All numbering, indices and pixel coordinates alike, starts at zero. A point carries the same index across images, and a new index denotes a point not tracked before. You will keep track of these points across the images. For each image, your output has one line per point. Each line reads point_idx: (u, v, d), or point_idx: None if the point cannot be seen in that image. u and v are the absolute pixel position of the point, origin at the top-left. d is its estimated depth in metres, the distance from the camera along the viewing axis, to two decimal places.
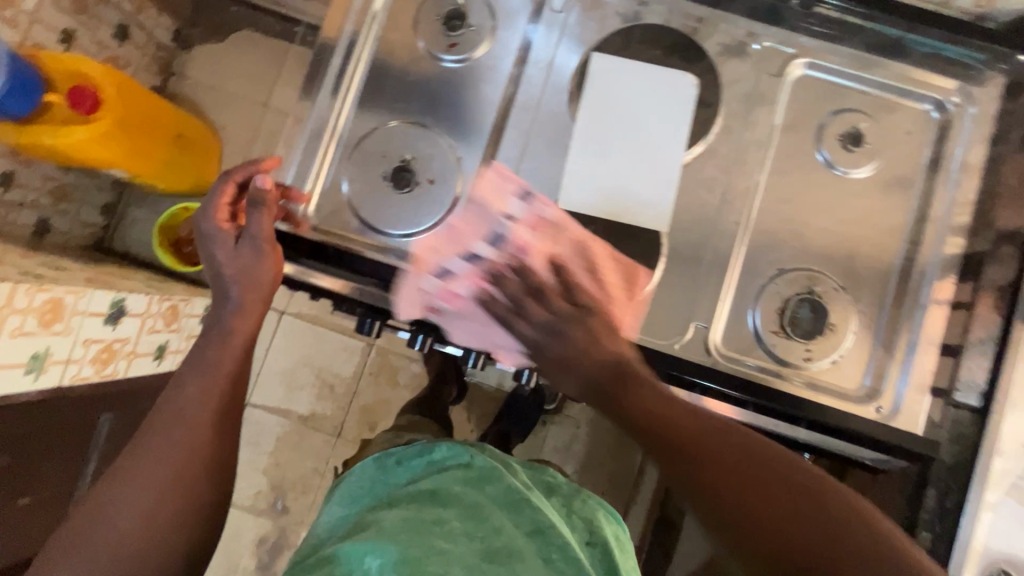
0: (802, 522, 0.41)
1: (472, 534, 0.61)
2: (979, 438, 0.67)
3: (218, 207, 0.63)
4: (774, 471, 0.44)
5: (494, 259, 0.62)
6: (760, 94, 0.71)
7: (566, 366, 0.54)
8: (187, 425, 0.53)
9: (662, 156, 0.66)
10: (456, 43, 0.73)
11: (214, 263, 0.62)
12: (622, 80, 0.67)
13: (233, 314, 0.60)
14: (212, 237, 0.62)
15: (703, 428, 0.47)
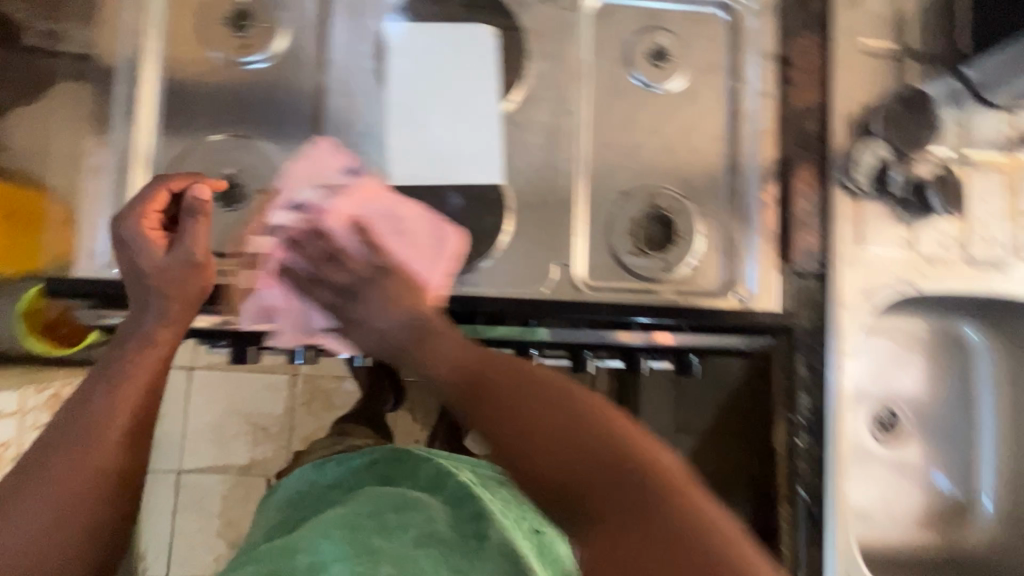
0: (572, 444, 0.43)
1: (409, 525, 0.57)
2: (825, 300, 0.73)
3: (146, 214, 0.60)
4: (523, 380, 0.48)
5: (294, 228, 0.66)
6: (563, 33, 0.73)
7: (362, 322, 0.59)
8: (90, 446, 0.49)
9: (478, 111, 0.69)
10: (251, 43, 0.70)
11: (137, 271, 0.60)
12: (421, 50, 0.69)
13: (156, 323, 0.58)
14: (140, 245, 0.60)
15: (484, 366, 0.50)
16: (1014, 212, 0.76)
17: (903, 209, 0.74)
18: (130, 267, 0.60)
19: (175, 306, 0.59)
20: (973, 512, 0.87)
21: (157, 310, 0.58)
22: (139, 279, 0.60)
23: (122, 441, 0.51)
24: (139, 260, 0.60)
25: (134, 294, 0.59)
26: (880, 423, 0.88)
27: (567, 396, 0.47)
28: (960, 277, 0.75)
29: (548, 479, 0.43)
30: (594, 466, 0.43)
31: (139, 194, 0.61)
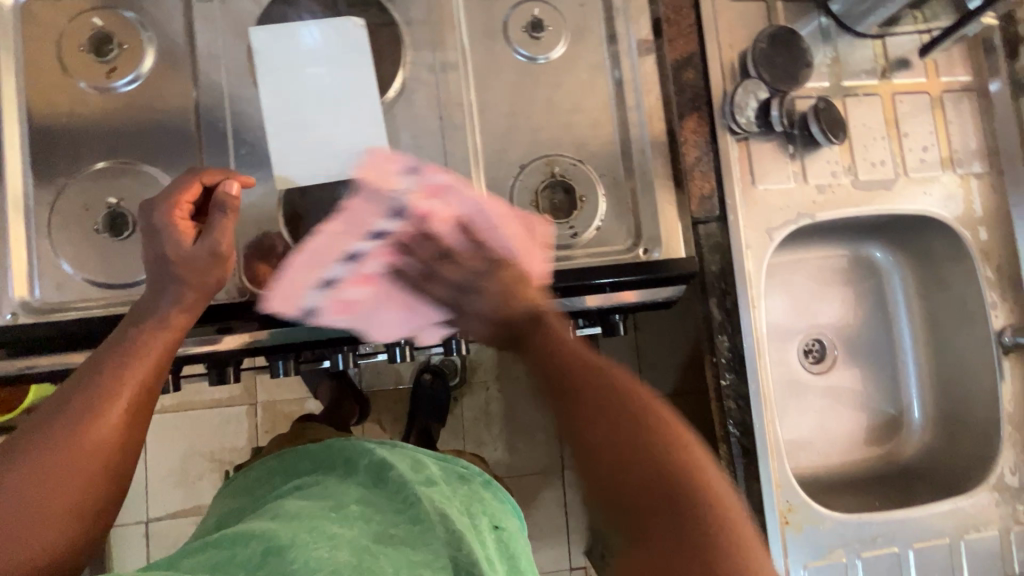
0: (631, 450, 0.50)
1: (369, 517, 0.57)
2: (728, 241, 0.76)
3: (177, 204, 0.60)
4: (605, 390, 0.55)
5: (400, 231, 0.66)
6: (437, 18, 0.74)
7: (477, 314, 0.66)
8: (87, 419, 0.53)
9: (359, 105, 0.68)
10: (116, 66, 0.68)
11: (161, 257, 0.59)
12: (289, 49, 0.68)
13: (173, 307, 0.59)
14: (167, 234, 0.59)
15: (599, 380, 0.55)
16: (894, 133, 0.80)
17: (790, 144, 0.77)
18: (153, 252, 0.60)
19: (185, 293, 0.60)
20: (905, 425, 0.91)
21: (172, 297, 0.59)
22: (162, 266, 0.59)
23: (119, 426, 0.55)
24: (165, 247, 0.59)
25: (153, 279, 0.60)
26: (809, 354, 0.92)
27: (631, 405, 0.53)
28: (852, 201, 0.79)
29: (611, 474, 0.50)
30: (638, 463, 0.50)
31: (173, 183, 0.61)
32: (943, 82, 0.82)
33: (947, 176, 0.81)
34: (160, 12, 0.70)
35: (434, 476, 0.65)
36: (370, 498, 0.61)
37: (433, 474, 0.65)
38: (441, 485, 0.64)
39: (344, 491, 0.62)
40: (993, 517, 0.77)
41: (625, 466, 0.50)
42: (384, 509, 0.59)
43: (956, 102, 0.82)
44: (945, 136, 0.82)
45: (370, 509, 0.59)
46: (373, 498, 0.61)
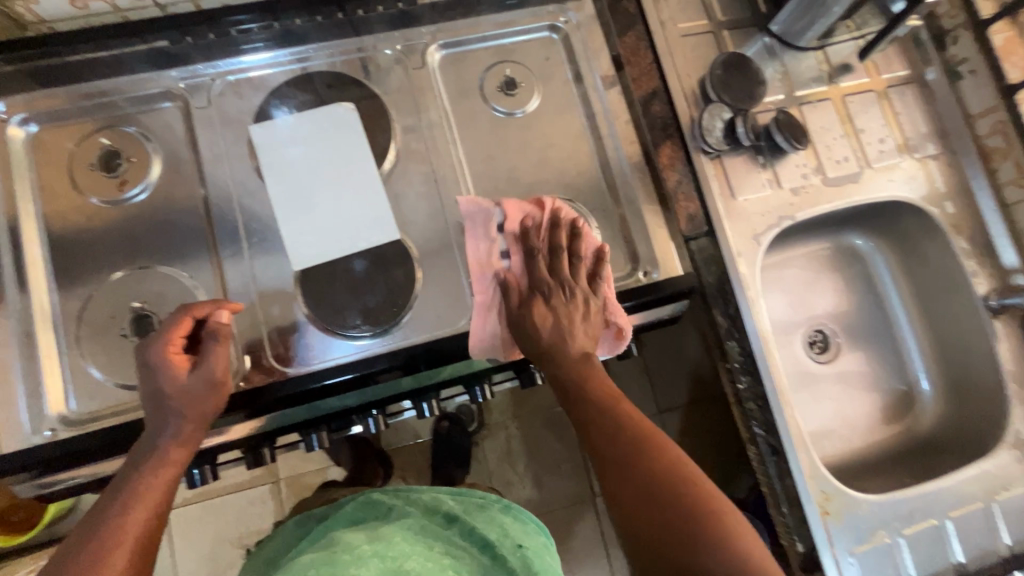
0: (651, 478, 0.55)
1: (383, 553, 0.58)
2: (720, 252, 0.80)
3: (168, 341, 0.62)
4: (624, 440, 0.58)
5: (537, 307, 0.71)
6: (418, 90, 0.79)
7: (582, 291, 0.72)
8: (97, 563, 0.51)
9: (358, 181, 0.73)
10: (126, 179, 0.72)
11: (157, 392, 0.61)
12: (284, 141, 0.73)
13: (172, 440, 0.60)
14: (162, 373, 0.61)
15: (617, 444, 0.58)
16: (850, 130, 0.87)
17: (759, 155, 0.83)
18: (147, 390, 0.61)
19: (181, 423, 0.61)
20: (916, 398, 0.95)
21: (168, 430, 0.60)
22: (157, 400, 0.61)
23: (129, 563, 0.53)
24: (160, 385, 0.61)
25: (151, 413, 0.61)
26: (813, 344, 0.96)
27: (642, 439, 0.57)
28: (826, 197, 0.85)
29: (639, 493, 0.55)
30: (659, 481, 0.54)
31: (165, 322, 0.63)
32: (885, 78, 0.90)
33: (906, 162, 0.88)
34: (164, 123, 0.75)
35: (450, 515, 0.69)
36: (379, 536, 0.63)
37: (448, 510, 0.69)
38: (456, 521, 0.68)
39: (353, 534, 0.63)
40: (1018, 474, 0.80)
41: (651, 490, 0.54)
42: (397, 543, 0.61)
43: (901, 94, 0.90)
44: (897, 126, 0.88)
45: (382, 545, 0.60)
46: (383, 535, 0.63)
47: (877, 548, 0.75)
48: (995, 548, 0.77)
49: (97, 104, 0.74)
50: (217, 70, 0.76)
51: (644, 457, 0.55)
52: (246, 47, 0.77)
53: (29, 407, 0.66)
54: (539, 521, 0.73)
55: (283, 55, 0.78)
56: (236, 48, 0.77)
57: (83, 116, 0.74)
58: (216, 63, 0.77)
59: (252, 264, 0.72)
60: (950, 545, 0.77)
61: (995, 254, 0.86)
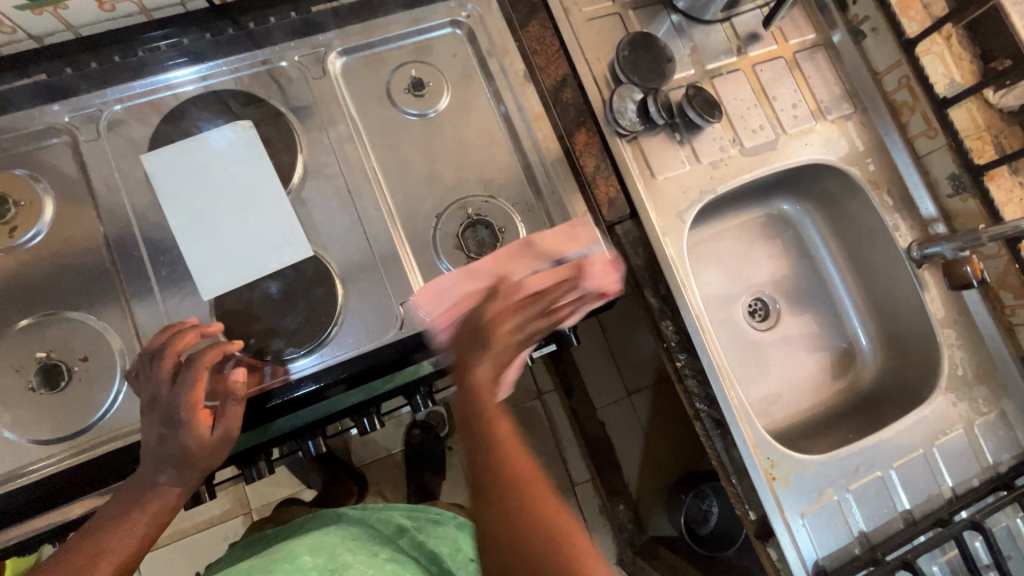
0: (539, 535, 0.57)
1: (324, 565, 0.57)
2: (645, 233, 0.80)
3: (195, 397, 0.59)
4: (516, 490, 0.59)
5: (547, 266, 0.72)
6: (322, 99, 0.77)
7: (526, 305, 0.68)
8: None
9: (266, 201, 0.70)
10: (16, 224, 0.68)
11: (174, 447, 0.59)
12: (181, 167, 0.69)
13: (170, 484, 0.60)
14: (180, 423, 0.58)
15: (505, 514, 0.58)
16: (764, 99, 0.87)
17: (676, 133, 0.83)
18: (156, 434, 0.59)
19: (186, 472, 0.60)
20: (857, 353, 0.98)
21: (172, 475, 0.60)
22: (166, 448, 0.59)
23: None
24: (177, 434, 0.59)
25: (162, 457, 0.59)
26: (754, 312, 0.98)
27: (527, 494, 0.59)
28: (745, 168, 0.85)
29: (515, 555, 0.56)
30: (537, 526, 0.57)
31: (185, 374, 0.58)
32: (793, 44, 0.91)
33: (821, 125, 0.89)
34: (52, 161, 0.71)
35: (401, 527, 0.72)
36: (323, 546, 0.61)
37: (401, 524, 0.73)
38: (410, 532, 0.72)
39: (296, 544, 0.61)
40: (955, 418, 0.82)
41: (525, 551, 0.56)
42: (342, 553, 0.60)
43: (810, 58, 0.91)
44: (809, 90, 0.89)
45: (323, 557, 0.59)
46: (326, 546, 0.61)
47: (827, 506, 0.76)
48: (938, 492, 0.80)
49: None
50: (103, 99, 0.73)
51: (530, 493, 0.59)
52: (170, 64, 0.74)
53: None
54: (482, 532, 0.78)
55: (205, 69, 0.75)
56: (155, 67, 0.74)
57: None
58: (106, 91, 0.73)
59: (164, 299, 0.69)
60: (896, 494, 0.78)
61: (914, 206, 0.89)
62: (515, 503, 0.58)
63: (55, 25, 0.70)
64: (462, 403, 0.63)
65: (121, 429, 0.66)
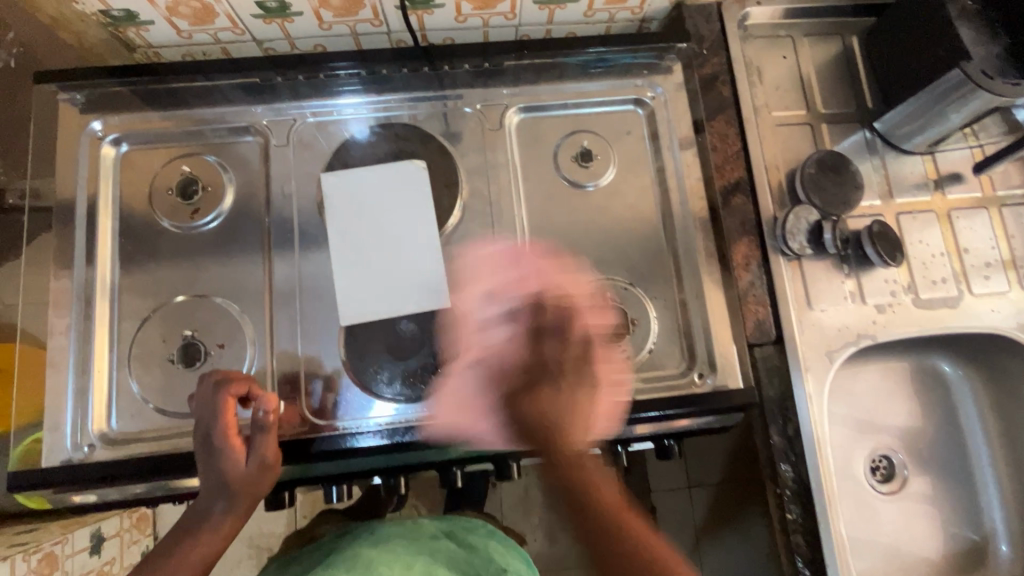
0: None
1: None
2: (786, 365, 0.73)
3: (226, 427, 0.62)
4: (613, 523, 0.60)
5: (409, 378, 0.69)
6: (492, 149, 0.77)
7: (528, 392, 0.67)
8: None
9: (420, 241, 0.71)
10: (200, 207, 0.74)
11: (216, 474, 0.62)
12: (352, 189, 0.72)
13: (223, 512, 0.62)
14: (216, 449, 0.62)
15: (632, 555, 0.58)
16: (952, 248, 0.79)
17: (845, 263, 0.76)
18: (200, 463, 0.63)
19: (232, 499, 0.62)
20: (989, 554, 0.85)
21: (221, 505, 0.62)
22: (209, 475, 0.62)
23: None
24: (217, 461, 0.62)
25: (206, 485, 0.62)
26: (876, 471, 0.87)
27: (620, 527, 0.60)
28: (914, 320, 0.76)
29: None
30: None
31: (210, 406, 0.63)
32: (1000, 194, 0.81)
33: (1013, 291, 0.78)
34: (241, 156, 0.76)
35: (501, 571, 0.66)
36: None
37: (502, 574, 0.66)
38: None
39: None
40: None
41: None
42: None
43: (1018, 215, 0.80)
44: (1008, 248, 0.79)
45: None
46: None
47: None
48: None
49: (186, 130, 0.76)
50: (298, 110, 0.77)
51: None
52: (362, 90, 0.78)
53: (73, 419, 0.67)
54: (519, 547, 0.75)
55: (372, 100, 0.78)
56: (334, 90, 0.78)
57: (173, 140, 0.76)
58: (302, 103, 0.77)
59: (303, 310, 0.71)
60: None
61: None
62: (629, 541, 0.59)
63: (276, 34, 0.78)
64: (569, 464, 0.63)
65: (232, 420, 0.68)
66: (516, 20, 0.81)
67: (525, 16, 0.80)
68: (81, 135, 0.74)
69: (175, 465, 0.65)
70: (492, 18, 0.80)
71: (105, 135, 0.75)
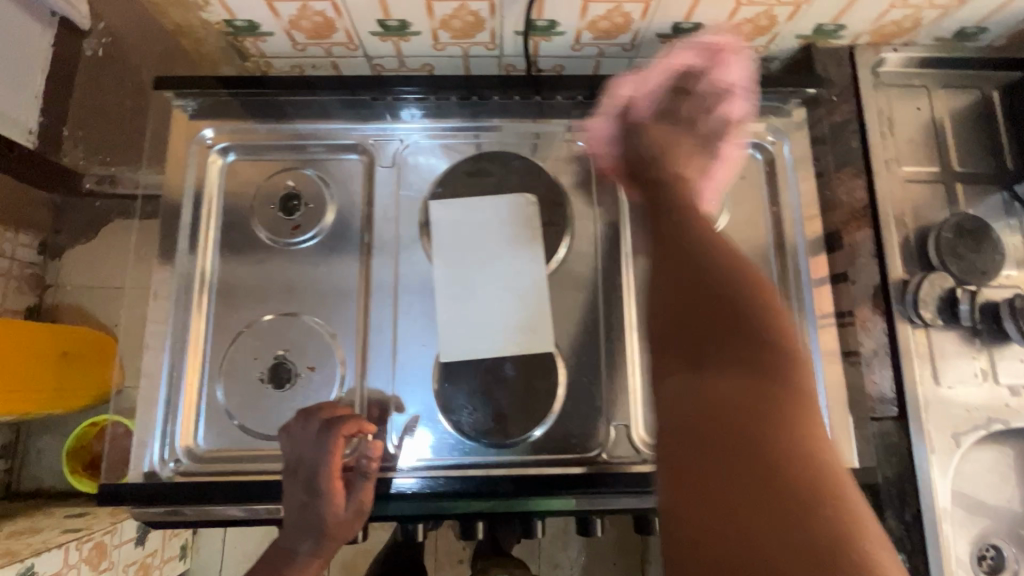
0: (728, 471, 0.35)
1: None
2: (909, 444, 0.67)
3: (332, 470, 0.61)
4: (750, 389, 0.37)
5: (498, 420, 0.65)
6: (601, 186, 0.74)
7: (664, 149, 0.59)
8: None
9: (524, 279, 0.68)
10: (300, 223, 0.72)
11: (311, 515, 0.61)
12: (461, 218, 0.70)
13: (311, 552, 0.63)
14: (321, 492, 0.61)
15: (750, 420, 0.36)
16: None
17: (976, 337, 0.70)
18: (297, 500, 0.62)
19: (321, 541, 0.62)
20: None
21: (310, 544, 0.62)
22: (304, 514, 0.62)
23: None
24: (316, 503, 0.61)
25: (297, 523, 0.62)
26: (982, 561, 0.78)
27: (762, 379, 0.38)
28: None
29: (737, 472, 0.34)
30: (754, 359, 0.39)
31: (317, 445, 0.62)
32: None
33: None
34: (345, 173, 0.75)
35: None
36: None
37: None
38: None
39: None
40: None
41: (768, 458, 0.34)
42: None
43: None
44: None
45: None
46: None
47: None
48: None
49: (292, 143, 0.75)
50: (405, 131, 0.76)
51: (765, 478, 0.34)
52: (472, 114, 0.76)
53: (161, 430, 0.66)
54: None
55: (452, 127, 0.76)
56: (443, 113, 0.76)
57: (279, 152, 0.75)
58: (409, 124, 0.76)
59: (398, 339, 0.69)
60: None
61: None
62: (767, 408, 0.36)
63: (389, 51, 0.76)
64: (732, 272, 0.43)
65: None
66: (634, 51, 0.78)
67: (644, 48, 0.77)
68: (190, 140, 0.74)
69: (257, 493, 0.63)
70: (610, 48, 0.77)
71: (214, 143, 0.74)
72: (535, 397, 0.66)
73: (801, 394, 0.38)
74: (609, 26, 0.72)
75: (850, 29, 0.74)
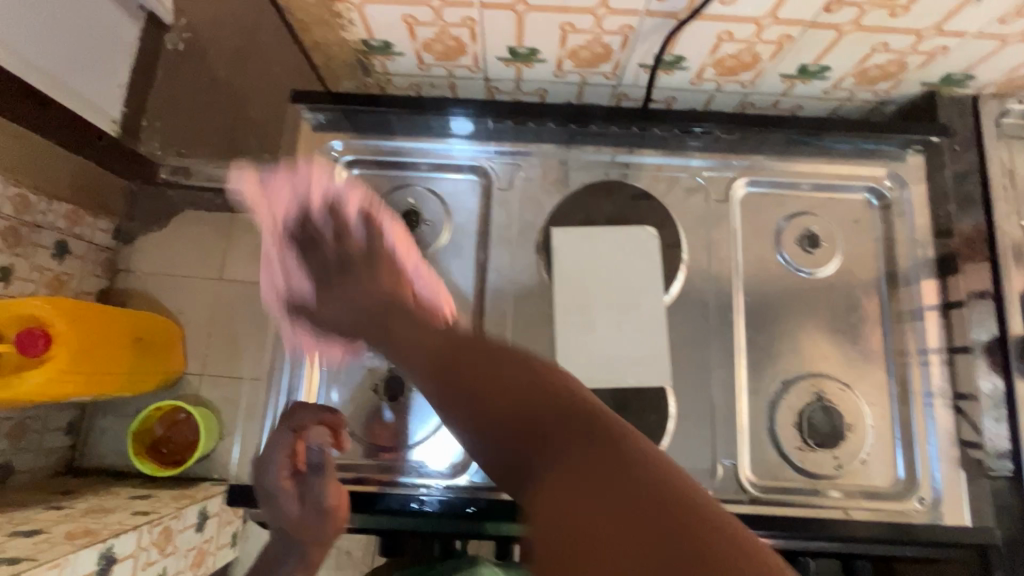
0: (570, 479, 0.33)
1: None
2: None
3: (265, 478, 0.66)
4: (539, 412, 0.38)
5: None
6: (715, 221, 0.74)
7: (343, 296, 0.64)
8: None
9: (641, 312, 0.69)
10: (417, 240, 0.74)
11: (279, 514, 0.68)
12: (581, 248, 0.72)
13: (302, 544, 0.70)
14: (268, 496, 0.67)
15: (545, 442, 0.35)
16: None
17: None
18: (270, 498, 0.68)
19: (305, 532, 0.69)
20: None
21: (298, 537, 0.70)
22: (275, 512, 0.68)
23: None
24: (276, 505, 0.67)
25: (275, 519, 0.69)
26: None
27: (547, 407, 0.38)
28: None
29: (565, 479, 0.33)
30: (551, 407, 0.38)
31: (266, 451, 0.67)
32: None
33: None
34: (460, 192, 0.76)
35: None
36: None
37: None
38: None
39: None
40: None
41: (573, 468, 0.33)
42: None
43: None
44: None
45: None
46: None
47: None
48: None
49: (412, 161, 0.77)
50: (523, 155, 0.77)
51: (589, 476, 0.33)
52: (588, 141, 0.77)
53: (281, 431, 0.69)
54: None
55: (568, 154, 0.77)
56: (561, 140, 0.77)
57: (400, 169, 0.77)
58: (526, 148, 0.77)
59: None
60: None
61: None
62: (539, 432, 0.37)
63: (510, 75, 0.78)
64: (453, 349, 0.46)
65: (425, 469, 0.67)
66: (750, 88, 0.78)
67: (763, 86, 0.77)
68: (316, 151, 0.76)
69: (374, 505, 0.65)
70: (728, 84, 0.77)
71: (341, 157, 0.76)
72: (649, 430, 0.67)
73: (564, 425, 0.36)
74: (736, 64, 0.72)
75: (978, 80, 0.73)
